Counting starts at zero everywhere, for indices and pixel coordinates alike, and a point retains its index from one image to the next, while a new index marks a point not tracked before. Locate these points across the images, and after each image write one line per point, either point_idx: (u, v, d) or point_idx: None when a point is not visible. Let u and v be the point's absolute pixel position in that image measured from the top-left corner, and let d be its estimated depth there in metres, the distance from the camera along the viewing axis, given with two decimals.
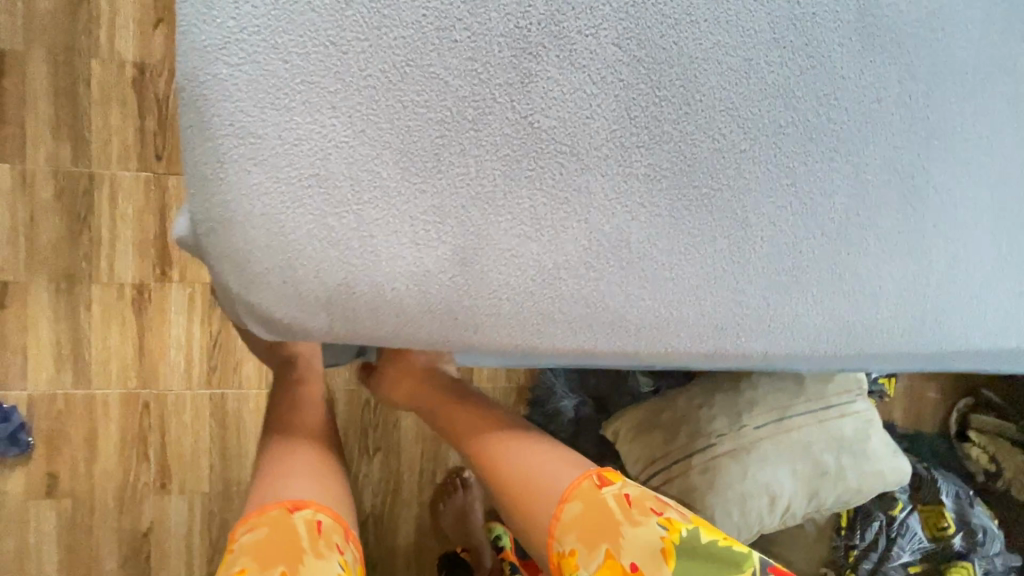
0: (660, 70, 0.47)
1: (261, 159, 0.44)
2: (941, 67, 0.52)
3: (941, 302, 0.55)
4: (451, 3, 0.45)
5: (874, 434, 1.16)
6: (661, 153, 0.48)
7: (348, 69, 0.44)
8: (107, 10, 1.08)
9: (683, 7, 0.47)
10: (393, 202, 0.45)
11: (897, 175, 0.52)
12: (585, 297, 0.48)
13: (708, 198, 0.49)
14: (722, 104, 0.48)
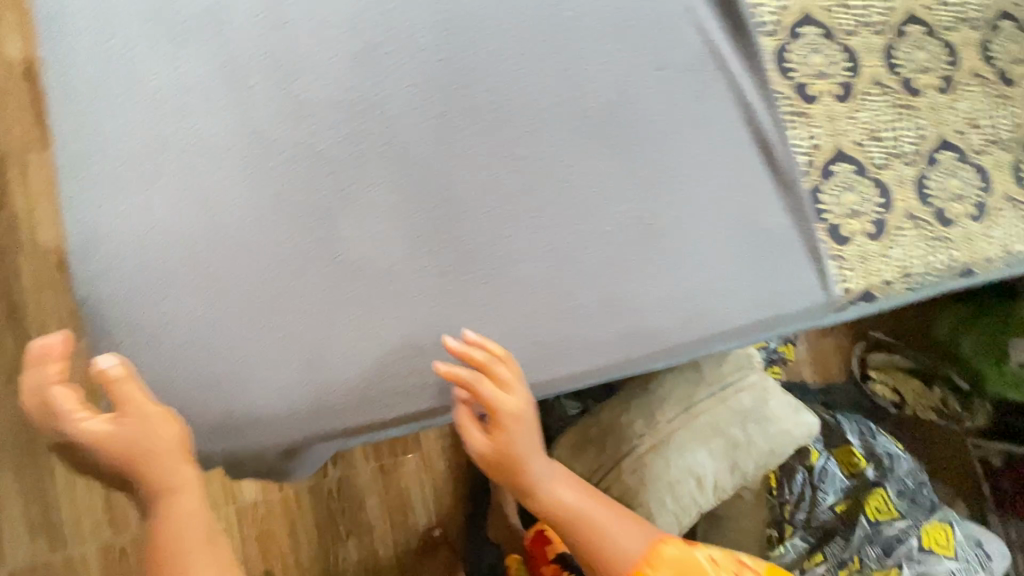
0: (427, 201, 0.69)
1: (151, 341, 0.63)
2: (640, 140, 0.74)
3: (695, 299, 0.74)
4: (262, 201, 0.65)
5: (772, 398, 1.33)
6: (443, 255, 0.69)
7: (197, 263, 0.64)
8: (25, 210, 1.23)
9: (435, 156, 0.69)
10: (250, 344, 0.64)
11: (629, 219, 0.73)
12: (410, 369, 0.68)
13: (488, 274, 0.70)
14: (484, 210, 0.70)
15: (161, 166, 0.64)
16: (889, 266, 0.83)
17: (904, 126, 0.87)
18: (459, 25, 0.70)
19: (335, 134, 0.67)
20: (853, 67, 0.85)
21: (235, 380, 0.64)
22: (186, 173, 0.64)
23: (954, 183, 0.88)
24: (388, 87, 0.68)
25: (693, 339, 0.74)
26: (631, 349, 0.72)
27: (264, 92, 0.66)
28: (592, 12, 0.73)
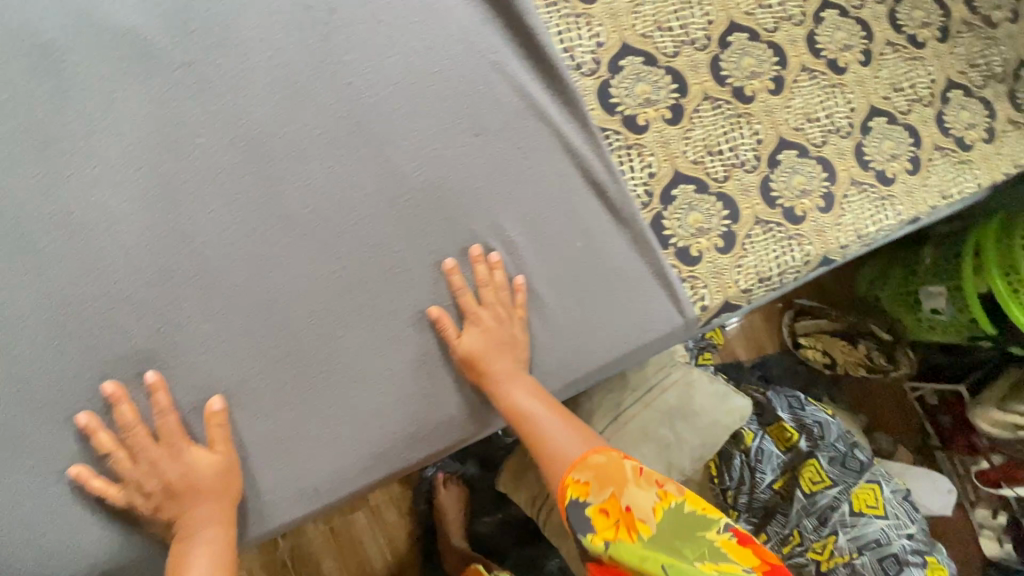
0: (254, 312, 0.65)
1: None
2: (471, 206, 0.75)
3: (549, 353, 0.77)
4: (65, 348, 0.60)
5: (697, 392, 1.36)
6: (284, 366, 0.66)
7: (5, 432, 0.58)
8: None
9: (254, 262, 0.66)
10: (91, 503, 0.60)
11: (471, 287, 0.73)
12: (276, 488, 0.66)
13: (334, 374, 0.67)
14: (315, 309, 0.67)
15: None
16: (745, 275, 0.86)
17: (741, 135, 0.90)
18: (259, 128, 0.68)
19: (139, 273, 0.62)
20: (679, 89, 0.87)
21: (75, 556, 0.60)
22: None
23: (798, 180, 0.92)
24: (191, 209, 0.65)
25: (554, 392, 0.78)
26: (495, 411, 0.75)
27: (50, 245, 0.61)
28: (398, 89, 0.73)
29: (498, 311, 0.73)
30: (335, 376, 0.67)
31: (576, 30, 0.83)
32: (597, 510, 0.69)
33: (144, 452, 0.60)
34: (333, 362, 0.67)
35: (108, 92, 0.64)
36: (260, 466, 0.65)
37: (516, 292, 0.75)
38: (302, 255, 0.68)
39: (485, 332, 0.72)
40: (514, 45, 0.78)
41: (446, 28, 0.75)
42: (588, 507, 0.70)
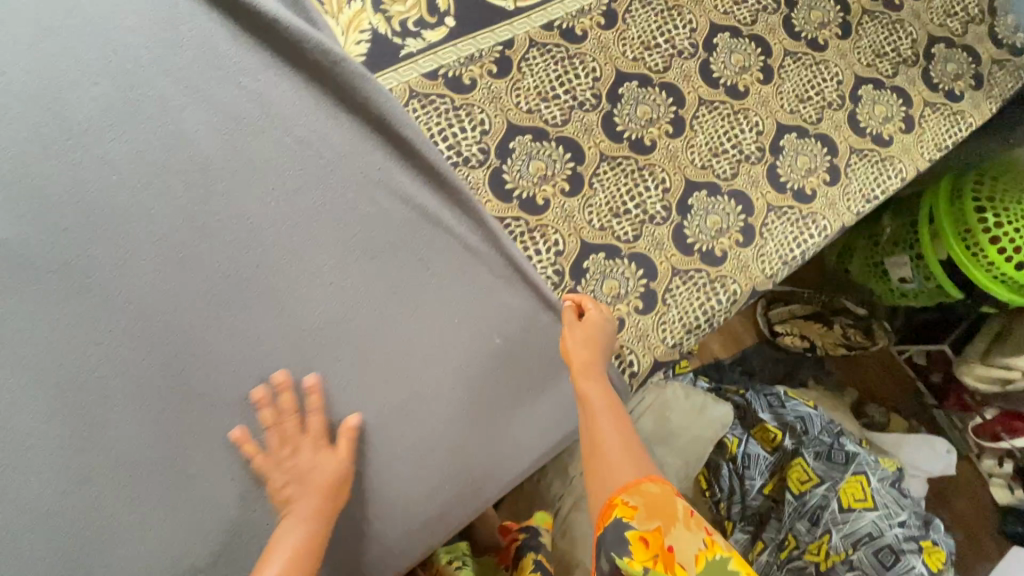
0: (171, 491, 0.66)
1: None
2: (378, 331, 0.75)
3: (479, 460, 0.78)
4: None
5: (671, 412, 1.36)
6: (213, 537, 0.67)
7: None
8: None
9: (162, 442, 0.66)
10: None
11: (388, 411, 0.74)
12: None
13: (264, 532, 0.68)
14: (233, 474, 0.68)
15: None
16: (671, 331, 0.86)
17: (646, 188, 0.88)
18: (148, 306, 0.68)
19: (51, 481, 0.63)
20: (574, 157, 0.86)
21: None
22: None
23: (713, 220, 0.90)
24: (91, 404, 0.65)
25: (490, 498, 0.79)
26: (434, 528, 0.75)
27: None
28: (283, 231, 0.73)
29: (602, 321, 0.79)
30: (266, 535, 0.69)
31: (458, 124, 0.82)
32: (640, 539, 0.59)
33: (308, 432, 0.70)
34: (264, 521, 0.69)
35: None
36: None
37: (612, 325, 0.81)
38: (215, 422, 0.68)
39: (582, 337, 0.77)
40: (392, 158, 0.78)
41: (321, 156, 0.75)
42: (632, 535, 0.59)
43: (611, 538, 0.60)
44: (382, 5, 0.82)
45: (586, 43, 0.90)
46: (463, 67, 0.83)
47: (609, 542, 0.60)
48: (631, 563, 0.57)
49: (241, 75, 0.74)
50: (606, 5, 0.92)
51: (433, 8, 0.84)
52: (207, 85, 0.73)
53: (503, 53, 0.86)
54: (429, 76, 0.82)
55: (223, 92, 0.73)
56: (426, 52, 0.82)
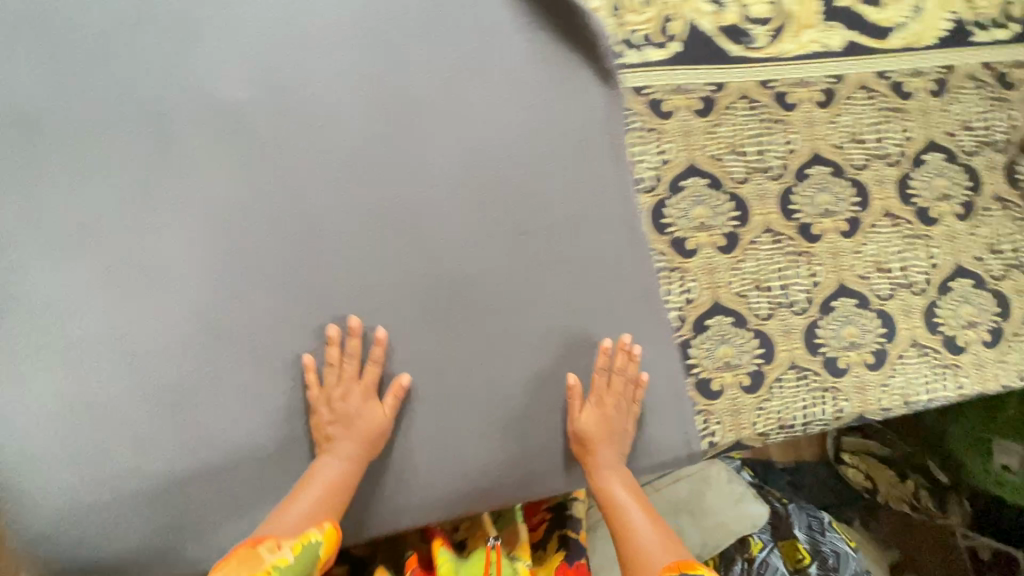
0: (293, 348, 0.75)
1: (58, 472, 0.68)
2: (514, 330, 0.79)
3: (529, 334, 0.79)
4: (135, 351, 0.70)
5: (710, 490, 1.33)
6: (305, 406, 0.75)
7: (80, 409, 0.69)
8: None
9: (301, 309, 0.75)
10: (113, 482, 0.69)
11: (450, 292, 0.78)
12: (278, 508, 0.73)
13: (339, 422, 0.75)
14: (339, 358, 0.75)
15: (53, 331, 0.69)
16: (763, 419, 0.84)
17: (797, 273, 0.87)
18: (324, 207, 0.76)
19: (212, 303, 0.73)
20: (740, 216, 0.86)
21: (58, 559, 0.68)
22: (77, 329, 0.69)
23: (850, 332, 0.87)
24: (249, 275, 0.74)
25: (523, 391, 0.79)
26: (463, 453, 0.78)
27: (118, 290, 0.71)
28: (455, 184, 0.78)
29: (619, 400, 0.78)
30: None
31: (642, 147, 0.84)
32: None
33: (342, 378, 0.74)
34: None
35: (211, 144, 0.73)
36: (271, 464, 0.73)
37: (637, 385, 0.79)
38: (348, 308, 0.76)
39: (605, 415, 0.77)
40: (631, 237, 0.81)
41: (535, 93, 0.80)
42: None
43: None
44: (619, 11, 0.84)
45: (795, 112, 0.89)
46: (669, 95, 0.85)
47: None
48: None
49: (477, 30, 0.79)
50: (830, 84, 0.90)
51: (664, 29, 0.85)
52: (446, 28, 0.78)
53: (711, 95, 0.86)
54: (633, 92, 0.84)
55: (458, 37, 0.78)
56: (640, 69, 0.84)
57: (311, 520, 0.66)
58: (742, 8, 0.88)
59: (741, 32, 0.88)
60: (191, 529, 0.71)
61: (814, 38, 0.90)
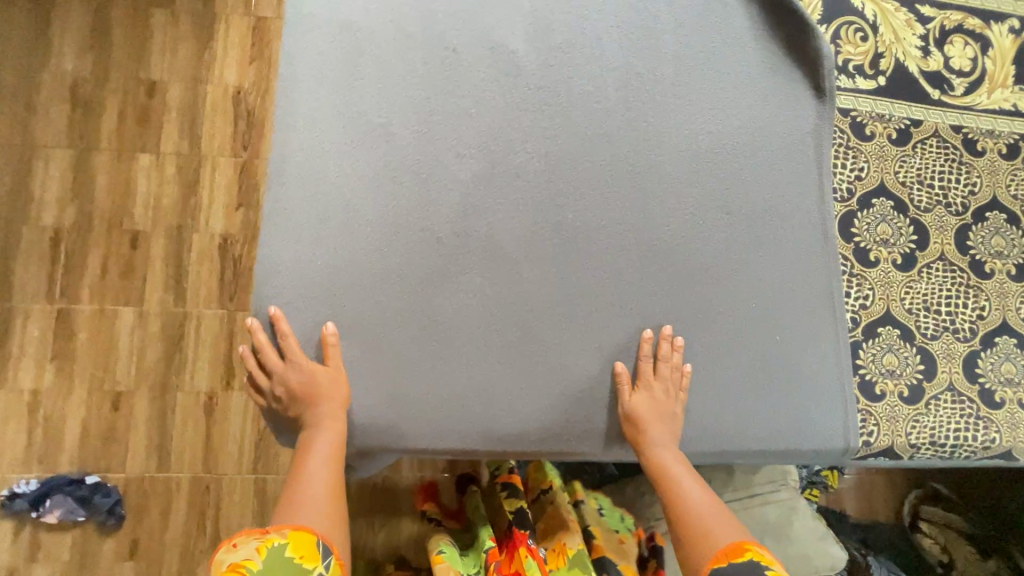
0: (519, 271, 0.80)
1: (308, 334, 0.75)
2: (711, 298, 0.85)
3: (724, 305, 0.85)
4: (392, 243, 0.77)
5: (798, 519, 1.34)
6: (519, 327, 0.79)
7: (336, 282, 0.76)
8: (189, 194, 1.54)
9: (531, 238, 0.81)
10: (350, 355, 0.75)
11: (658, 253, 0.84)
12: (478, 415, 0.78)
13: (545, 349, 0.80)
14: (557, 288, 0.81)
15: (329, 210, 0.77)
16: (918, 431, 0.88)
17: (963, 303, 0.91)
18: (565, 152, 0.83)
19: (459, 216, 0.79)
20: (919, 240, 0.92)
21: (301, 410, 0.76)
22: (348, 213, 0.77)
23: (1007, 368, 0.91)
24: (500, 194, 0.80)
25: (708, 355, 0.84)
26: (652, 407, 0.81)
27: (387, 184, 0.78)
28: (679, 158, 0.86)
29: (667, 386, 0.81)
30: (538, 365, 0.79)
31: (841, 161, 0.92)
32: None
33: (276, 369, 0.74)
34: (539, 361, 0.79)
35: (482, 78, 0.82)
36: (480, 373, 0.78)
37: (684, 377, 0.82)
38: (569, 246, 0.82)
39: (655, 399, 0.80)
40: (826, 236, 0.88)
41: (761, 95, 0.89)
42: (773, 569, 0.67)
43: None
44: (838, 41, 0.93)
45: (981, 158, 0.95)
46: (872, 120, 0.93)
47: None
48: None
49: (718, 32, 0.89)
50: (1015, 139, 0.96)
51: (875, 64, 0.94)
52: (692, 26, 0.88)
53: (907, 128, 0.94)
54: (840, 112, 0.92)
55: (703, 34, 0.88)
56: (847, 94, 0.93)
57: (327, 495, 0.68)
58: (945, 58, 0.96)
59: (941, 79, 0.96)
60: (404, 411, 0.76)
61: (1005, 96, 0.97)
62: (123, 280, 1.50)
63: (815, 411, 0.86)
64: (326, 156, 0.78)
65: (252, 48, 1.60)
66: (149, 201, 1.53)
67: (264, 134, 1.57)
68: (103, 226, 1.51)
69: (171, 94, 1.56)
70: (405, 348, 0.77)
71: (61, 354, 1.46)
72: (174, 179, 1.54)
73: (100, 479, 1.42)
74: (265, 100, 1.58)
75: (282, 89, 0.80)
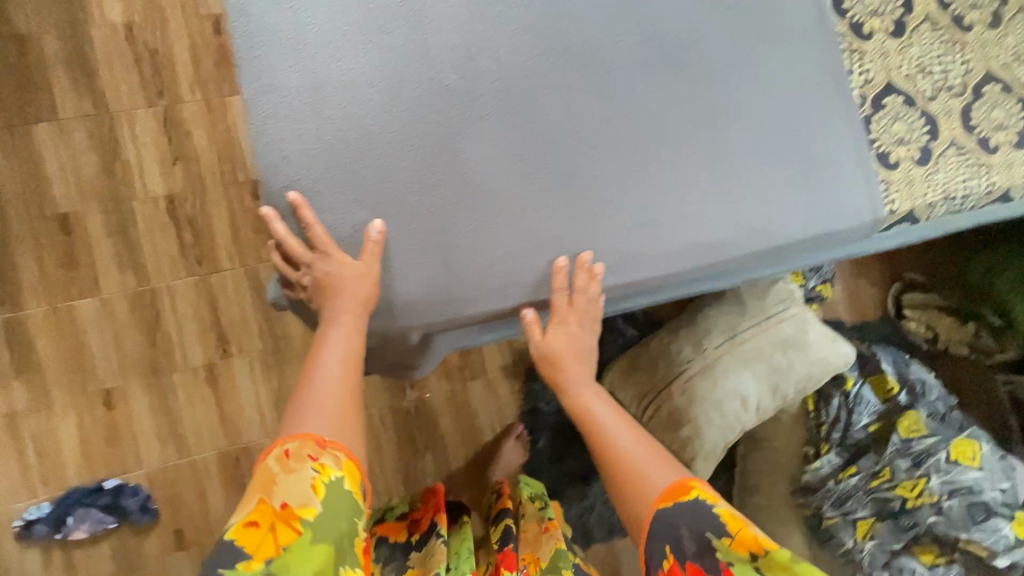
0: (542, 101, 0.72)
1: (334, 216, 0.67)
2: (737, 94, 0.79)
3: (753, 98, 0.80)
4: (395, 94, 0.67)
5: (812, 328, 1.40)
6: (556, 161, 0.72)
7: (346, 152, 0.66)
8: (112, 158, 1.35)
9: (546, 62, 0.72)
10: (384, 229, 0.68)
11: (677, 54, 0.77)
12: (535, 266, 0.72)
13: (589, 180, 0.73)
14: (586, 113, 0.73)
15: (316, 71, 0.66)
16: (932, 190, 0.91)
17: (952, 60, 0.94)
18: None
19: (463, 51, 0.69)
20: (904, 6, 0.93)
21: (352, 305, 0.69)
22: (341, 70, 0.66)
23: (997, 114, 0.95)
24: (501, 17, 0.71)
25: (749, 154, 0.80)
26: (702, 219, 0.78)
27: (373, 29, 0.67)
28: None
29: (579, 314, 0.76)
30: (585, 199, 0.73)
31: None
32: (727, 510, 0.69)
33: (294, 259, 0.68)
34: (586, 195, 0.73)
35: None
36: (529, 220, 0.71)
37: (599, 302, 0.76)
38: (585, 64, 0.73)
39: (569, 335, 0.87)
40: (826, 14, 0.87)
41: None
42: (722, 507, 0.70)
43: (702, 521, 0.69)
44: None
45: None
46: None
47: (709, 523, 0.68)
48: (732, 548, 0.66)
49: None
50: None
51: None
52: None
53: None
54: None
55: None
56: None
57: (340, 414, 0.64)
58: None
59: None
60: (458, 277, 0.70)
61: None
62: (68, 270, 1.32)
63: (847, 190, 0.86)
64: (295, 15, 0.66)
65: None
66: (67, 176, 1.33)
67: (176, 72, 1.38)
68: (22, 216, 1.31)
69: (49, 46, 1.32)
70: (442, 209, 0.68)
71: (26, 367, 1.30)
72: (89, 146, 1.34)
73: (120, 481, 1.32)
74: (164, 31, 1.37)
75: None
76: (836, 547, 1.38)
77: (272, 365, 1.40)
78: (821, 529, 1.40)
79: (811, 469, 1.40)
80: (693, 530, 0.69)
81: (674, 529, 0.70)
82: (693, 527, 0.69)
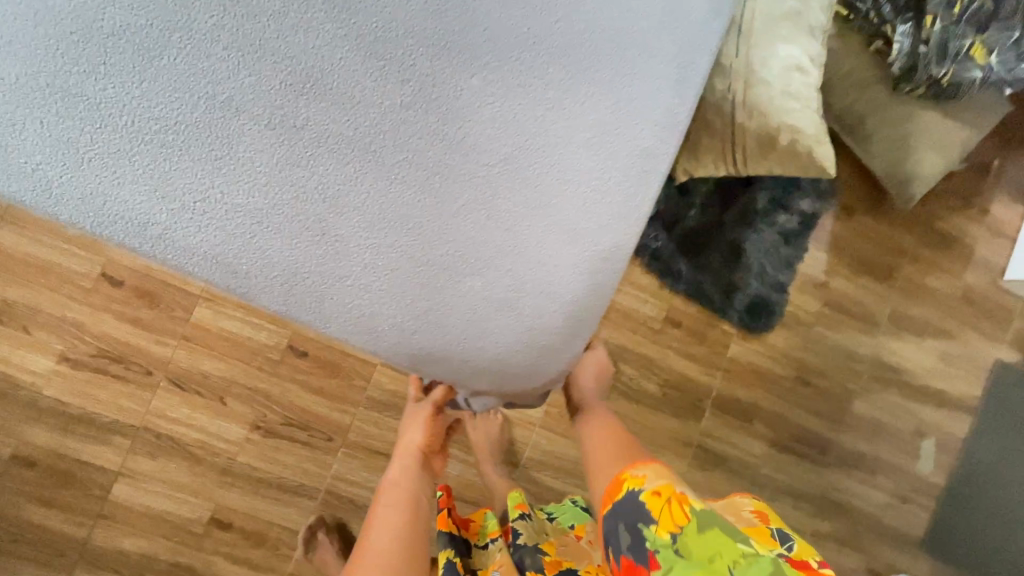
0: (480, 21, 0.57)
1: (455, 310, 0.56)
2: None
3: None
4: (377, 163, 0.55)
5: None
6: (549, 56, 0.59)
7: (402, 253, 0.55)
8: (184, 451, 1.28)
9: None
10: (502, 271, 0.57)
11: None
12: (631, 157, 0.61)
13: (589, 39, 0.60)
14: None
15: (295, 220, 0.53)
16: None
17: None
18: None
19: (378, 61, 0.55)
20: None
21: (550, 354, 0.60)
22: (312, 196, 0.53)
23: None
24: None
25: None
26: None
27: (291, 133, 0.53)
28: None
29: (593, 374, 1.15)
30: (605, 59, 0.60)
31: None
32: (653, 494, 0.75)
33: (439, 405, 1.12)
34: (601, 56, 0.60)
35: None
36: (587, 132, 0.59)
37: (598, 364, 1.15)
38: None
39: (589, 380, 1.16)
40: None
41: None
42: (647, 492, 0.75)
43: (634, 515, 0.74)
44: None
45: None
46: None
47: (629, 503, 0.76)
48: (656, 533, 0.71)
49: None
50: None
51: None
52: None
53: None
54: None
55: None
56: None
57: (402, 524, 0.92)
58: None
59: None
60: (595, 237, 0.60)
61: None
62: (262, 546, 1.31)
63: None
64: (224, 202, 0.52)
65: (8, 326, 1.21)
66: (178, 496, 1.28)
67: (136, 345, 1.25)
68: (189, 552, 1.29)
69: (39, 438, 1.24)
70: (521, 205, 0.57)
71: None
72: (160, 461, 1.27)
73: None
74: (88, 330, 1.24)
75: (90, 227, 0.52)
76: (970, 89, 1.34)
77: (460, 436, 1.40)
78: (945, 89, 1.34)
79: (894, 56, 1.31)
80: (627, 523, 0.74)
81: (614, 526, 0.76)
82: (628, 518, 0.75)
